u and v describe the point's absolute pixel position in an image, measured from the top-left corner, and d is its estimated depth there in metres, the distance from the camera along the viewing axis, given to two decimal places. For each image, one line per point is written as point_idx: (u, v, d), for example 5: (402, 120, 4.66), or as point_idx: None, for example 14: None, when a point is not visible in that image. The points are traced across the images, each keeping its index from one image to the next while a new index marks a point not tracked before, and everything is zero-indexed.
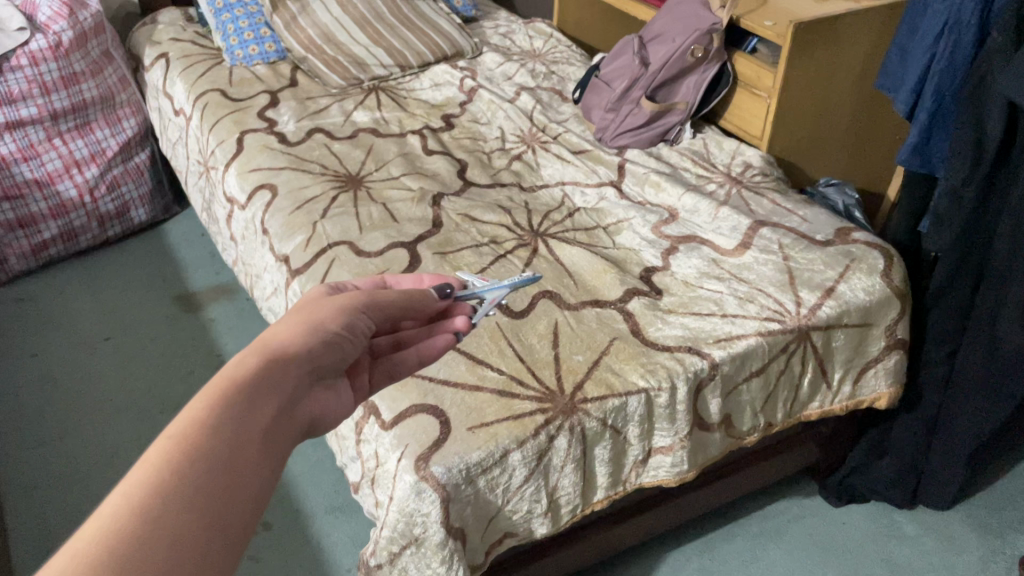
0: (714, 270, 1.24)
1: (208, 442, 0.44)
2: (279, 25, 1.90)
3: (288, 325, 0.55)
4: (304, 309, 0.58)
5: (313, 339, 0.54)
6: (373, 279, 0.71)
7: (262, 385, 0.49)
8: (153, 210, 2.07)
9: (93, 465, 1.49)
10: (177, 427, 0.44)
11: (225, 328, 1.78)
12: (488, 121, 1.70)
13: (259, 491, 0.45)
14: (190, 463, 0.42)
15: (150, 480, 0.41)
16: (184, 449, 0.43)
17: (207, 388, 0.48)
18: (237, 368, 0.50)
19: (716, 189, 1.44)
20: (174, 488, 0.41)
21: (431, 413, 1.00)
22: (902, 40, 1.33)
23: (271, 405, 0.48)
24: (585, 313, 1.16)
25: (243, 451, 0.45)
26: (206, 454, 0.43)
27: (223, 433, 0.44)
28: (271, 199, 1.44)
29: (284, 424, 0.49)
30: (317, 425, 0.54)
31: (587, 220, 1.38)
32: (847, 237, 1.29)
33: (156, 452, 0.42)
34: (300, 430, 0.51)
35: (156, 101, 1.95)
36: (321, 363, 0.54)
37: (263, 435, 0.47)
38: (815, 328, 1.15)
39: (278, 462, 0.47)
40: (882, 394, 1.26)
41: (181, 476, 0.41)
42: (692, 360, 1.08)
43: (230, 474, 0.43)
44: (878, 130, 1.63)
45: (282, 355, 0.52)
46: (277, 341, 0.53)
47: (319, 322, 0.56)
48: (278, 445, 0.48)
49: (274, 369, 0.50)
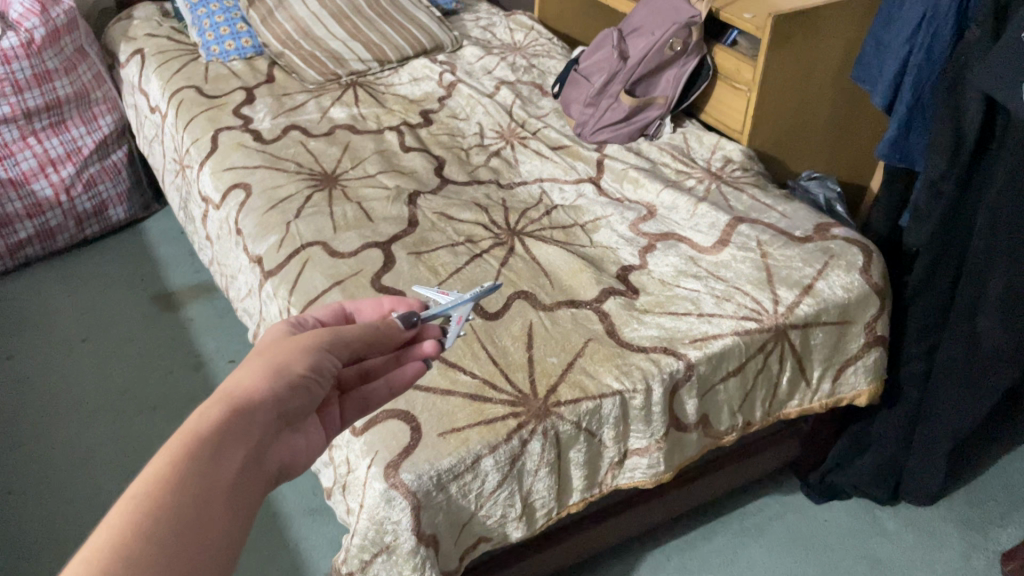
0: (691, 268, 1.22)
1: (171, 502, 0.44)
2: (255, 20, 1.87)
3: (253, 368, 0.55)
4: (270, 350, 0.57)
5: (279, 384, 0.54)
6: (335, 311, 0.71)
7: (227, 437, 0.49)
8: (132, 209, 2.05)
9: (68, 469, 1.47)
10: (141, 485, 0.44)
11: (205, 328, 1.76)
12: (467, 116, 1.68)
13: (224, 550, 0.45)
14: (156, 524, 0.42)
15: (113, 543, 0.41)
16: (148, 511, 0.43)
17: (173, 439, 0.48)
18: (201, 420, 0.49)
19: (696, 184, 1.42)
20: (137, 552, 0.41)
21: (402, 418, 0.99)
22: (877, 32, 1.30)
23: (237, 458, 0.49)
24: (560, 313, 1.14)
25: (208, 509, 0.45)
26: (169, 516, 0.43)
27: (187, 491, 0.45)
28: (245, 198, 1.42)
29: (251, 477, 0.49)
30: (284, 469, 0.54)
31: (564, 217, 1.36)
32: (826, 233, 1.28)
33: (118, 515, 0.42)
34: (268, 479, 0.51)
35: (131, 97, 1.92)
36: (288, 408, 0.54)
37: (228, 490, 0.47)
38: (793, 326, 1.14)
39: (244, 516, 0.47)
40: (862, 391, 1.25)
41: (144, 540, 0.41)
42: (668, 361, 1.07)
43: (194, 536, 0.44)
44: (859, 123, 1.62)
45: (247, 403, 0.51)
46: (241, 387, 0.53)
47: (285, 364, 0.55)
48: (244, 499, 0.48)
49: (239, 420, 0.50)
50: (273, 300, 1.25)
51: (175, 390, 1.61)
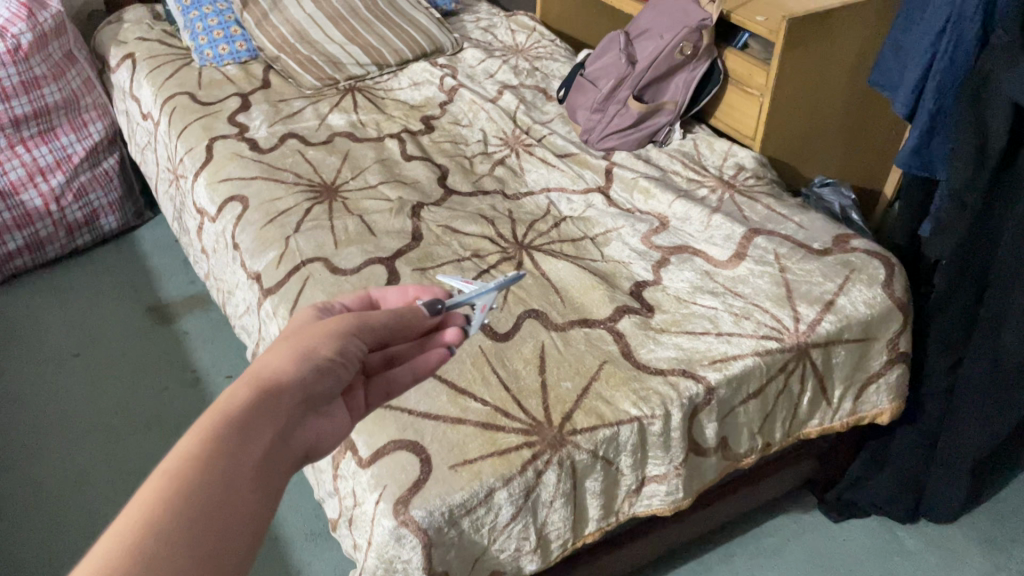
0: (707, 284, 1.18)
1: (199, 481, 0.42)
2: (250, 23, 1.82)
3: (280, 350, 0.52)
4: (296, 334, 0.55)
5: (305, 366, 0.51)
6: (359, 297, 0.66)
7: (255, 418, 0.47)
8: (124, 217, 1.99)
9: (61, 491, 1.42)
10: (168, 464, 0.42)
11: (201, 341, 1.71)
12: (469, 122, 1.63)
13: (252, 533, 0.43)
14: (179, 508, 0.40)
15: (140, 522, 0.39)
16: (175, 490, 0.41)
17: (197, 423, 0.45)
18: (227, 402, 0.47)
19: (708, 193, 1.38)
20: (162, 533, 0.39)
21: (410, 449, 0.94)
22: (896, 36, 1.27)
23: (265, 439, 0.46)
24: (573, 334, 1.10)
25: (234, 492, 0.43)
26: (196, 496, 0.41)
27: (214, 470, 0.42)
28: (241, 211, 1.37)
29: (277, 460, 0.47)
30: (313, 453, 0.52)
31: (573, 230, 1.31)
32: (845, 246, 1.23)
33: (145, 494, 0.40)
34: (295, 461, 0.49)
35: (122, 103, 1.86)
36: (316, 391, 0.51)
37: (256, 471, 0.45)
38: (815, 345, 1.10)
39: (272, 499, 0.45)
40: (883, 410, 1.21)
41: (171, 520, 0.39)
42: (687, 384, 1.03)
43: (222, 517, 0.41)
44: (872, 127, 1.58)
45: (274, 385, 0.49)
46: (268, 369, 0.50)
47: (312, 347, 0.53)
48: (273, 481, 0.46)
49: (267, 400, 0.48)
50: (272, 320, 1.20)
51: (171, 407, 1.56)
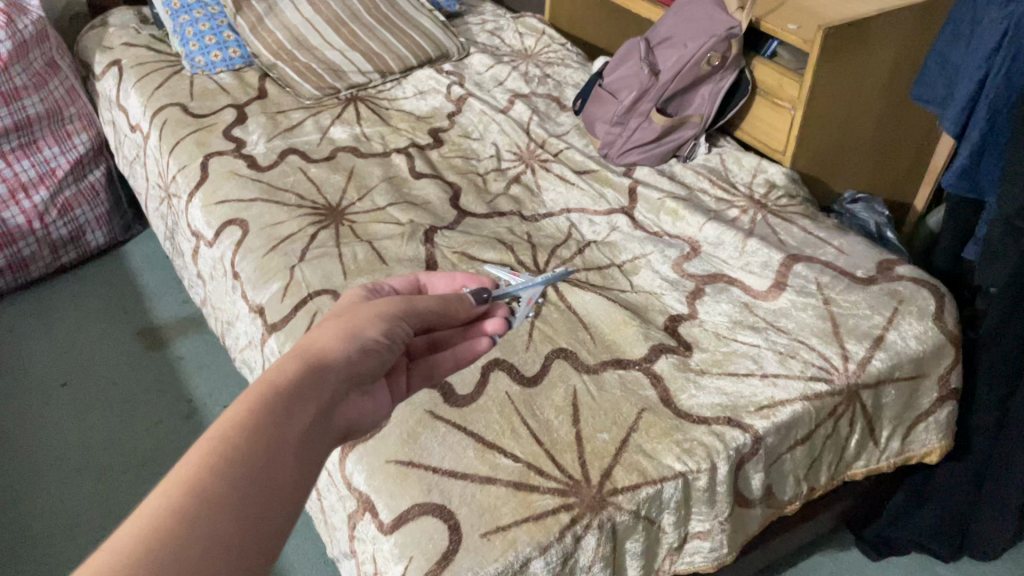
0: (747, 318, 1.10)
1: (250, 440, 0.49)
2: (244, 28, 1.71)
3: (330, 331, 0.61)
4: (346, 316, 0.65)
5: (352, 347, 0.60)
6: (410, 281, 0.82)
7: (302, 390, 0.54)
8: (112, 233, 1.89)
9: (50, 535, 1.33)
10: (223, 423, 0.49)
11: (198, 366, 1.62)
12: (480, 135, 1.54)
13: (296, 490, 0.49)
14: (231, 461, 0.47)
15: (197, 472, 0.46)
16: (228, 446, 0.48)
17: (250, 390, 0.53)
18: (278, 374, 0.55)
19: (739, 214, 1.29)
20: (215, 482, 0.46)
21: (437, 514, 0.85)
22: (945, 48, 1.21)
23: (310, 411, 0.54)
24: (607, 376, 1.01)
25: (280, 453, 0.49)
26: (243, 456, 0.48)
27: (265, 432, 0.50)
28: (241, 237, 1.28)
29: (320, 431, 0.54)
30: (355, 430, 0.60)
31: (598, 256, 1.23)
32: (890, 273, 1.16)
33: (202, 447, 0.47)
34: (337, 432, 0.57)
35: (108, 113, 1.76)
36: (358, 369, 0.60)
37: (301, 438, 0.52)
38: (865, 386, 1.02)
39: (313, 464, 0.52)
40: (933, 449, 1.13)
41: (223, 472, 0.46)
42: (733, 435, 0.94)
43: (269, 473, 0.48)
44: (904, 138, 1.51)
45: (322, 362, 0.58)
46: (317, 348, 0.59)
47: (358, 330, 0.62)
48: (316, 446, 0.53)
49: (313, 375, 0.56)
50: (278, 359, 1.12)
51: (165, 442, 1.47)
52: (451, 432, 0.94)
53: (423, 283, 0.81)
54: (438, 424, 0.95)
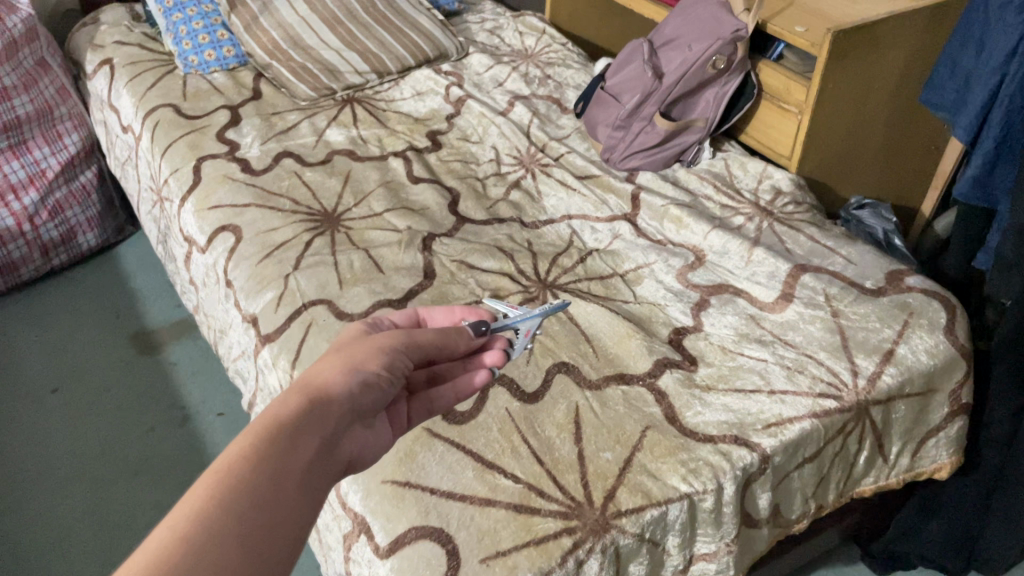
0: (753, 330, 1.07)
1: (251, 477, 0.48)
2: (239, 27, 1.68)
3: (332, 364, 0.60)
4: (348, 348, 0.63)
5: (353, 380, 0.59)
6: (406, 315, 0.78)
7: (304, 425, 0.54)
8: (104, 235, 1.86)
9: (39, 548, 1.29)
10: (224, 460, 0.49)
11: (191, 373, 1.59)
12: (480, 138, 1.51)
13: (298, 527, 0.49)
14: (233, 496, 0.47)
15: (198, 510, 0.46)
16: (229, 482, 0.48)
17: (253, 425, 0.53)
18: (281, 408, 0.55)
19: (745, 222, 1.27)
20: (216, 520, 0.46)
21: (434, 538, 0.83)
22: (956, 52, 1.18)
23: (313, 444, 0.53)
24: (610, 393, 0.98)
25: (282, 488, 0.49)
26: (246, 490, 0.47)
27: (266, 468, 0.49)
28: (234, 243, 1.25)
29: (324, 464, 0.53)
30: (358, 462, 0.59)
31: (601, 266, 1.20)
32: (900, 285, 1.13)
33: (203, 484, 0.47)
34: (339, 467, 0.56)
35: (100, 113, 1.72)
36: (360, 403, 0.59)
37: (303, 473, 0.51)
38: (875, 402, 0.99)
39: (317, 498, 0.52)
40: (943, 464, 1.10)
41: (224, 510, 0.46)
42: (740, 454, 0.92)
43: (270, 509, 0.48)
44: (913, 143, 1.48)
45: (323, 396, 0.57)
46: (320, 381, 0.58)
47: (360, 363, 0.61)
48: (318, 481, 0.52)
49: (315, 408, 0.55)
50: (272, 371, 1.09)
51: (159, 451, 1.44)
52: (449, 451, 0.91)
53: (421, 317, 0.78)
54: (436, 442, 0.92)
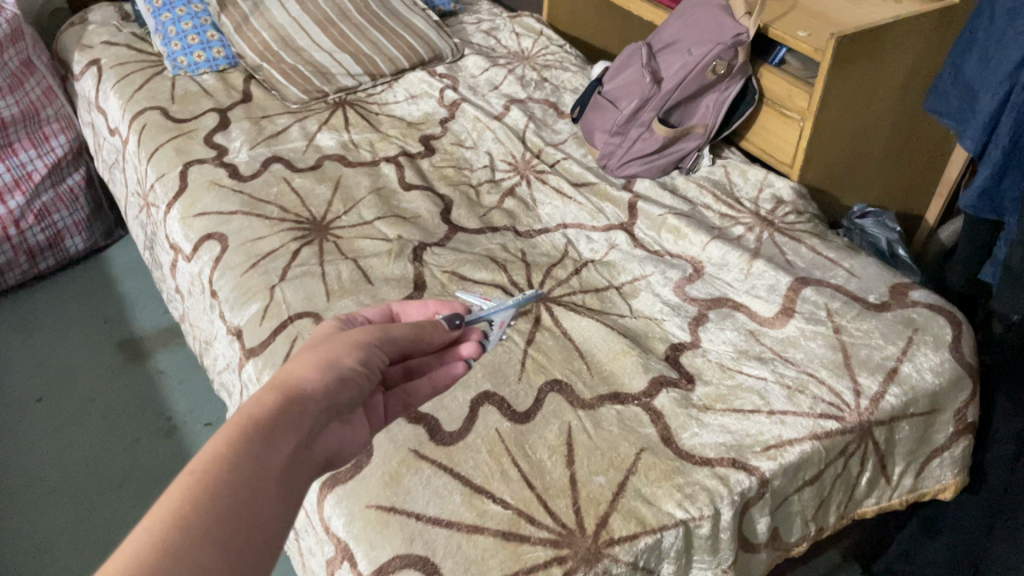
0: (752, 347, 1.04)
1: (226, 482, 0.45)
2: (229, 27, 1.64)
3: (305, 360, 0.57)
4: (322, 343, 0.61)
5: (331, 374, 0.57)
6: (381, 311, 0.77)
7: (280, 423, 0.51)
8: (92, 238, 1.83)
9: (20, 563, 1.26)
10: (196, 464, 0.46)
11: (178, 381, 1.56)
12: (474, 143, 1.47)
13: (278, 529, 0.46)
14: (209, 499, 0.44)
15: (172, 516, 0.42)
16: (203, 487, 0.44)
17: (226, 423, 0.50)
18: (254, 407, 0.51)
19: (745, 232, 1.23)
20: (192, 525, 0.42)
21: (419, 567, 0.79)
22: (963, 60, 1.14)
23: (291, 442, 0.50)
24: (604, 412, 0.95)
25: (260, 488, 0.46)
26: (223, 492, 0.45)
27: (242, 469, 0.46)
28: (220, 252, 1.22)
29: (302, 462, 0.51)
30: (336, 459, 0.57)
31: (596, 277, 1.16)
32: (904, 299, 1.09)
33: (174, 491, 0.44)
34: (318, 466, 0.53)
35: (87, 115, 1.69)
36: (339, 398, 0.56)
37: (281, 472, 0.48)
38: (878, 423, 0.96)
39: (296, 497, 0.49)
40: (947, 485, 1.07)
41: (199, 517, 0.43)
42: (738, 477, 0.88)
43: (249, 510, 0.45)
44: (917, 150, 1.44)
45: (300, 392, 0.54)
46: (294, 376, 0.55)
47: (336, 357, 0.58)
48: (296, 482, 0.50)
49: (293, 403, 0.53)
50: (256, 387, 1.05)
51: (145, 463, 1.41)
52: (436, 474, 0.88)
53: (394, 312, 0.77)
54: (423, 465, 0.88)
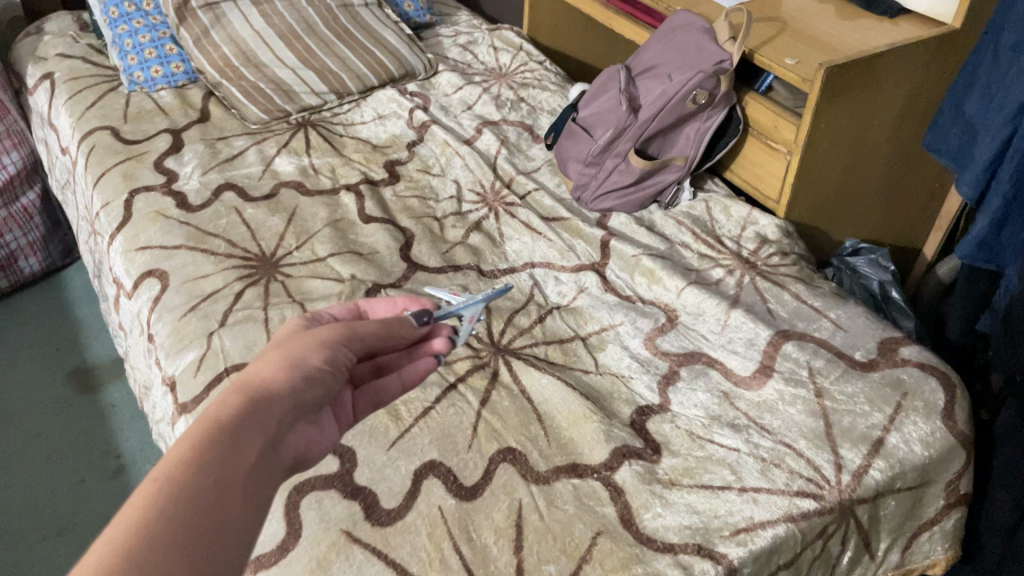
0: (725, 411, 0.95)
1: (191, 485, 0.47)
2: (187, 41, 1.53)
3: (269, 363, 0.57)
4: (286, 343, 0.60)
5: (295, 376, 0.56)
6: (347, 307, 0.73)
7: (246, 424, 0.52)
8: (48, 258, 1.75)
9: None
10: (162, 469, 0.47)
11: (130, 416, 1.48)
12: (442, 170, 1.39)
13: (246, 527, 0.48)
14: (174, 506, 0.45)
15: (137, 520, 0.44)
16: (169, 492, 0.46)
17: (190, 430, 0.51)
18: (219, 411, 0.52)
19: (724, 276, 1.15)
20: (159, 528, 0.44)
21: None
22: (962, 97, 1.05)
23: (256, 444, 0.51)
24: (559, 487, 0.87)
25: (225, 491, 0.48)
26: (188, 498, 0.46)
27: (204, 474, 0.47)
28: (160, 292, 1.13)
29: (267, 464, 0.52)
30: (305, 461, 0.57)
31: (562, 326, 1.08)
32: (893, 357, 1.01)
33: (142, 495, 0.45)
34: (285, 466, 0.54)
35: (41, 131, 1.60)
36: (304, 399, 0.56)
37: (245, 475, 0.49)
38: (860, 501, 0.87)
39: (263, 498, 0.50)
40: (937, 561, 0.97)
41: (164, 518, 0.44)
42: (702, 567, 0.79)
43: (215, 512, 0.46)
44: (916, 182, 1.35)
45: (264, 395, 0.54)
46: (259, 379, 0.56)
47: (301, 358, 0.58)
48: (262, 483, 0.51)
49: (257, 406, 0.53)
50: None
51: (89, 507, 1.32)
52: (368, 561, 0.79)
53: (361, 309, 0.73)
54: (354, 550, 0.80)
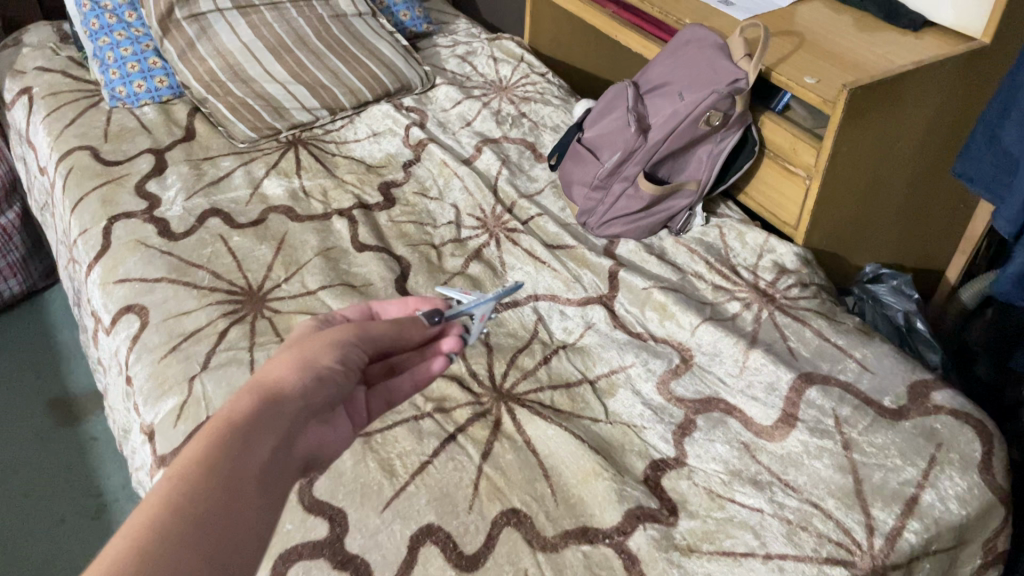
0: (745, 465, 0.89)
1: (203, 488, 0.44)
2: (171, 54, 1.46)
3: (281, 360, 0.53)
4: (299, 342, 0.56)
5: (307, 376, 0.52)
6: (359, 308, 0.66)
7: (256, 429, 0.48)
8: (28, 280, 1.67)
9: None
10: (174, 469, 0.44)
11: (113, 450, 1.41)
12: (439, 193, 1.31)
13: (258, 530, 0.45)
14: (184, 510, 0.42)
15: (146, 524, 0.41)
16: (179, 496, 0.43)
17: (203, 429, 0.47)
18: (231, 410, 0.49)
19: (741, 310, 1.08)
20: (169, 532, 0.41)
21: None
22: (995, 123, 0.98)
23: (268, 446, 0.48)
24: (568, 555, 0.80)
25: (236, 495, 0.45)
26: (198, 501, 0.43)
27: (217, 475, 0.45)
28: (139, 330, 1.06)
29: (280, 467, 0.48)
30: (318, 459, 0.55)
31: (568, 367, 1.01)
32: (925, 404, 0.94)
33: (154, 496, 0.43)
34: (297, 467, 0.51)
35: (19, 148, 1.53)
36: (316, 401, 0.52)
37: (257, 478, 0.46)
38: (895, 568, 0.80)
39: (276, 500, 0.47)
40: None
41: (175, 521, 0.42)
42: None
43: (226, 515, 0.44)
44: (939, 204, 1.28)
45: (274, 396, 0.50)
46: (270, 380, 0.52)
47: (313, 358, 0.54)
48: (276, 484, 0.48)
49: (268, 407, 0.50)
50: None
51: (67, 550, 1.25)
52: None
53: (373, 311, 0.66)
54: None
